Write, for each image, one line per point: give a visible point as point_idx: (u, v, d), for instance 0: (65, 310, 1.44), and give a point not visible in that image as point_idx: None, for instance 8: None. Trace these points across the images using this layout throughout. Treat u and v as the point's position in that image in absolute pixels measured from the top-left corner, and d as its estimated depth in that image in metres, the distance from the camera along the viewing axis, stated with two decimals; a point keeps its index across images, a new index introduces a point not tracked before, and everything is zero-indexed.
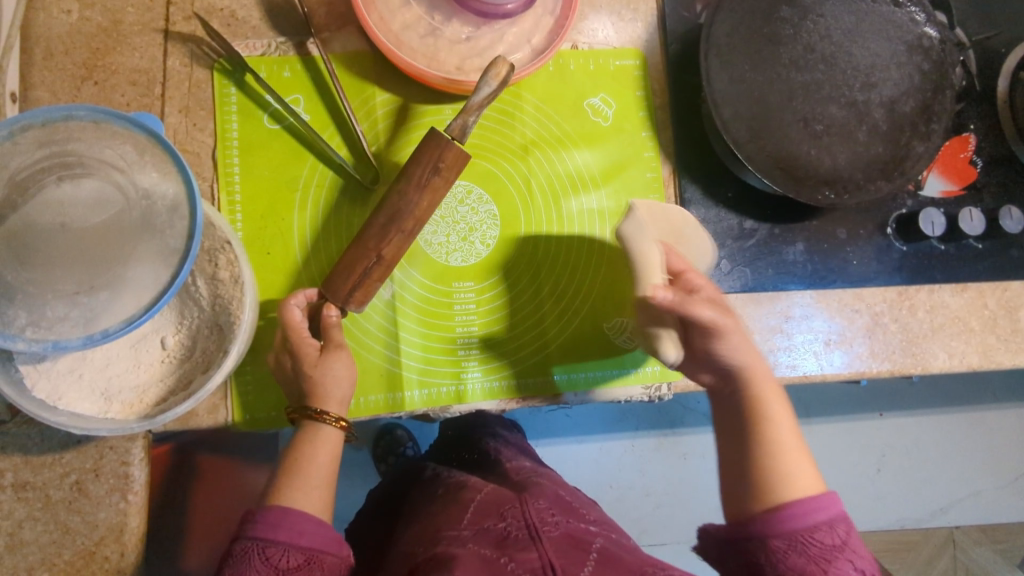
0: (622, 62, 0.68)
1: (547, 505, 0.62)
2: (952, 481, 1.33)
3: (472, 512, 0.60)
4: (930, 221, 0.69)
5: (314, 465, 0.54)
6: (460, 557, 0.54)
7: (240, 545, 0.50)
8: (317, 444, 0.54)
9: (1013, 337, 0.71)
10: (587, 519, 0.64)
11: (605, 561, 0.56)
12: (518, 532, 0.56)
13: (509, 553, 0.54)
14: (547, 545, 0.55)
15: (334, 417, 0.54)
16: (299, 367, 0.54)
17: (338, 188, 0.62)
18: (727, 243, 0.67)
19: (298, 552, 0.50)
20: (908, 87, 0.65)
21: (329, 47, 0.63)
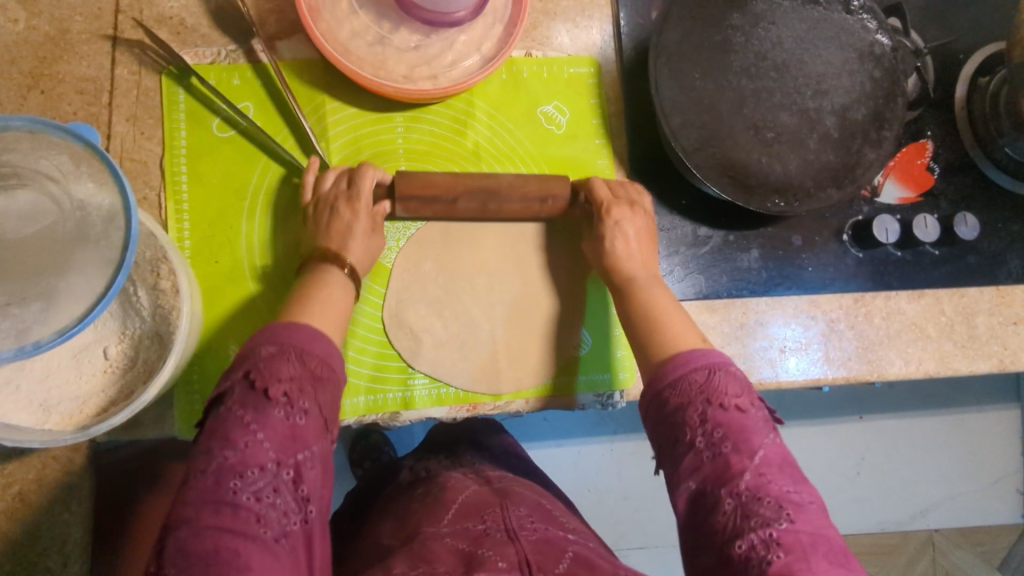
0: (576, 70, 0.68)
1: (528, 512, 0.61)
2: (931, 484, 1.33)
3: (454, 513, 0.60)
4: (885, 228, 0.70)
5: (329, 296, 0.55)
6: (439, 551, 0.53)
7: (269, 351, 0.50)
8: (329, 280, 0.56)
9: (970, 343, 0.70)
10: (566, 527, 0.62)
11: (582, 560, 0.55)
12: (495, 531, 0.56)
13: (486, 546, 0.54)
14: (524, 543, 0.54)
15: (348, 266, 0.57)
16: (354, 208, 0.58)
17: (288, 196, 0.62)
18: (681, 250, 0.68)
19: (331, 369, 0.51)
20: (859, 94, 0.64)
21: (279, 55, 0.63)
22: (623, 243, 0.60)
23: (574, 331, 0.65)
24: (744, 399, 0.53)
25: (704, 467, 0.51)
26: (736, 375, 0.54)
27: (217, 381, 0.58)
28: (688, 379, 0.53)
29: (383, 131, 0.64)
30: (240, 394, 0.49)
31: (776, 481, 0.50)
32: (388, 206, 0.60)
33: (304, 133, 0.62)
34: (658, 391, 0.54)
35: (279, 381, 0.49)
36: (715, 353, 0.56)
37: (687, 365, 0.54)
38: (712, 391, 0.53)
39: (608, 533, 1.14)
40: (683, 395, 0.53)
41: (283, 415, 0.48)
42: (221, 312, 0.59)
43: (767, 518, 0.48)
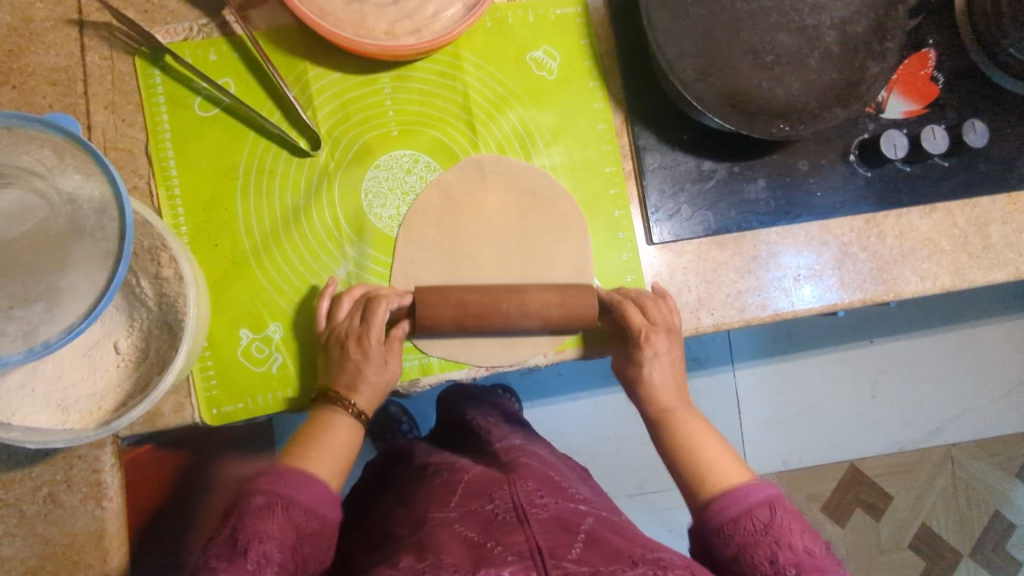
0: (563, 11, 0.65)
1: (536, 486, 0.60)
2: (947, 401, 1.35)
3: (460, 495, 0.59)
4: (893, 143, 0.67)
5: (331, 442, 0.54)
6: (447, 542, 0.51)
7: (257, 503, 0.49)
8: (335, 427, 0.55)
9: (984, 254, 0.70)
10: (577, 499, 0.62)
11: (596, 543, 0.51)
12: (505, 513, 0.54)
13: (496, 536, 0.51)
14: (535, 526, 0.52)
15: (355, 409, 0.56)
16: (361, 363, 0.56)
17: (280, 170, 0.60)
18: (686, 187, 0.66)
19: (317, 519, 0.50)
20: (859, 5, 0.62)
21: (254, 24, 0.60)
22: (659, 374, 0.60)
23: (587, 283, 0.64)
24: (812, 543, 0.52)
25: None
26: (793, 509, 0.53)
27: (232, 367, 0.58)
28: (752, 518, 0.52)
29: (370, 95, 0.62)
30: (221, 549, 0.47)
31: None
32: (403, 330, 0.58)
33: (290, 103, 0.60)
34: (706, 541, 0.53)
35: (262, 540, 0.47)
36: (768, 486, 0.55)
37: (748, 502, 0.53)
38: (779, 531, 0.51)
39: (634, 480, 1.15)
40: (747, 536, 0.51)
41: (255, 568, 0.47)
42: (229, 297, 0.58)
43: None
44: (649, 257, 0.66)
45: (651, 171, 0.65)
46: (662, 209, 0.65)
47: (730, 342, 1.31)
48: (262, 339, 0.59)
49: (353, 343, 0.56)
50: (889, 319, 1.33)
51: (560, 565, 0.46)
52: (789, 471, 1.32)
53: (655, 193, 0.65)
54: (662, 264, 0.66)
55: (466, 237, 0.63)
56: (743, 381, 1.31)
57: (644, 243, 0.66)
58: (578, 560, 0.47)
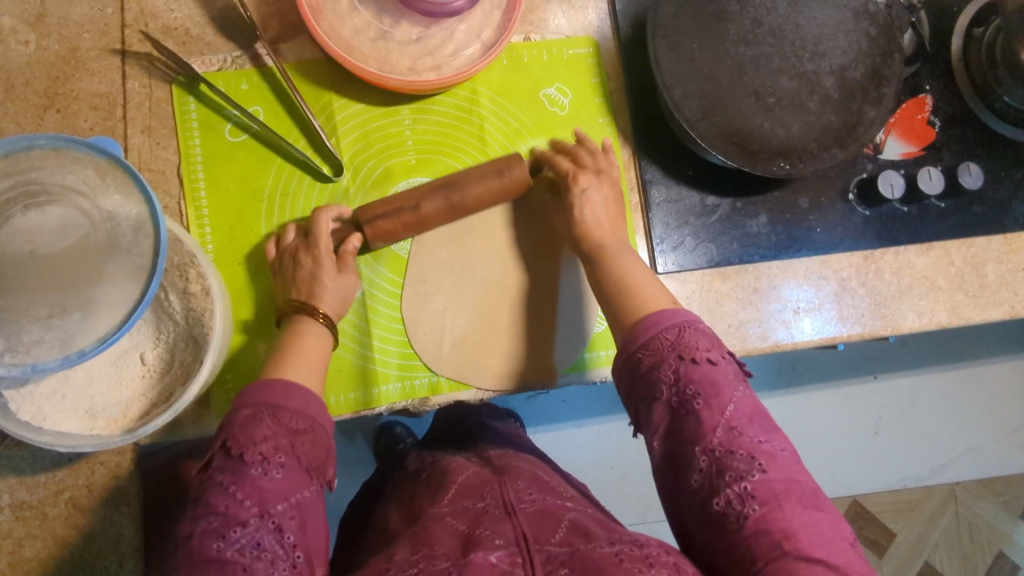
0: (575, 51, 0.69)
1: (526, 485, 0.62)
2: (951, 438, 1.35)
3: (453, 493, 0.61)
4: (890, 183, 0.70)
5: (306, 349, 0.56)
6: (438, 533, 0.53)
7: (243, 415, 0.50)
8: (308, 338, 0.56)
9: (980, 292, 0.72)
10: (564, 496, 0.63)
11: (578, 528, 0.53)
12: (494, 507, 0.55)
13: (484, 525, 0.52)
14: (522, 518, 0.53)
15: (325, 316, 0.57)
16: (318, 271, 0.58)
17: (303, 194, 0.63)
18: (690, 220, 0.68)
19: (307, 418, 0.51)
20: (857, 53, 0.65)
21: (283, 57, 0.64)
22: (596, 210, 0.62)
23: (591, 308, 0.66)
24: (714, 354, 0.54)
25: (679, 422, 0.53)
26: (703, 330, 0.56)
27: (249, 381, 0.60)
28: (662, 337, 0.55)
29: (391, 125, 0.65)
30: (220, 461, 0.49)
31: (749, 432, 0.52)
32: (354, 245, 0.59)
33: (315, 131, 0.63)
34: (632, 353, 0.56)
35: (256, 444, 0.49)
36: (682, 312, 0.57)
37: (660, 324, 0.56)
38: (683, 347, 0.54)
39: (636, 507, 1.16)
40: (655, 354, 0.55)
41: (261, 473, 0.48)
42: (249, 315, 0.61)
43: (740, 468, 0.51)
44: None
45: (656, 205, 0.68)
46: (666, 241, 0.68)
47: None
48: None
49: (309, 256, 0.58)
50: (892, 355, 1.34)
51: (542, 549, 0.49)
52: None
53: (660, 225, 0.68)
54: None
55: (475, 260, 0.65)
56: None
57: None
58: (559, 543, 0.50)
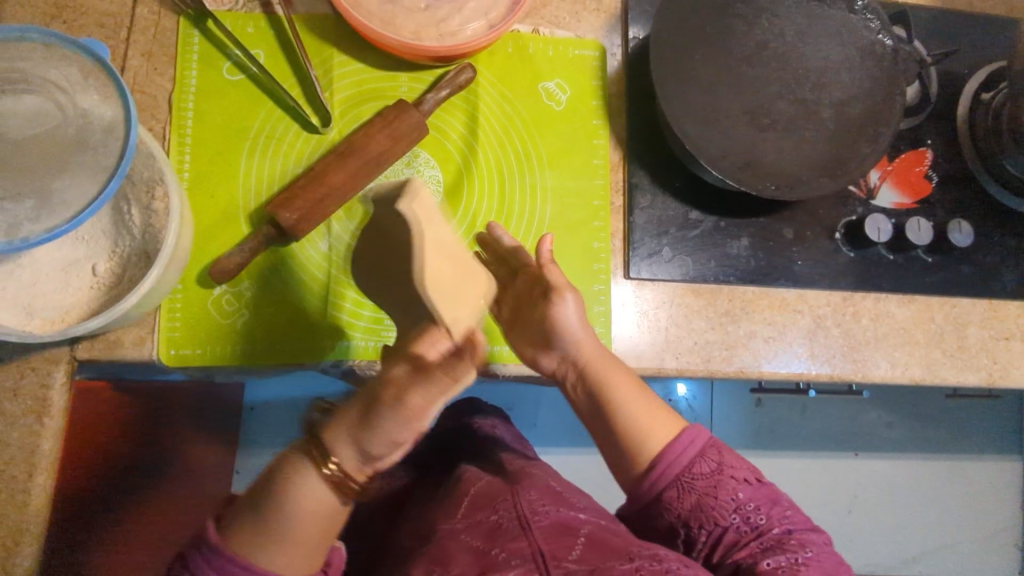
0: (581, 52, 0.69)
1: (539, 494, 0.61)
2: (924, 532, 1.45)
3: (468, 505, 0.60)
4: (876, 227, 0.69)
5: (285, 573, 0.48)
6: (454, 552, 0.54)
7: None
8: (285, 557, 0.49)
9: (959, 353, 0.70)
10: (579, 507, 0.61)
11: (596, 544, 0.53)
12: (509, 521, 0.55)
13: (500, 544, 0.53)
14: (538, 533, 0.54)
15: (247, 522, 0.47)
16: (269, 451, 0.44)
17: (288, 141, 0.63)
18: (671, 231, 0.67)
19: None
20: (858, 92, 0.66)
21: (294, 8, 0.65)
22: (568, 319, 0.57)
23: None
24: (753, 475, 0.57)
25: (739, 540, 0.55)
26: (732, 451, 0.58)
27: (199, 312, 0.59)
28: (700, 462, 0.56)
29: (387, 89, 0.65)
30: None
31: (800, 531, 0.55)
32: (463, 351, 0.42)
33: (311, 83, 0.64)
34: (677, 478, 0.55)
35: None
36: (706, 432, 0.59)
37: (695, 446, 0.56)
38: (726, 470, 0.56)
39: None
40: (704, 480, 0.55)
41: None
42: (210, 244, 0.60)
43: (793, 550, 0.53)
44: (620, 287, 0.67)
45: (639, 210, 0.67)
46: (643, 246, 0.67)
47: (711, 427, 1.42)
48: (235, 292, 0.59)
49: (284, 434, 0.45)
50: (876, 438, 1.45)
51: (560, 566, 0.50)
52: None
53: (639, 230, 0.67)
54: (632, 296, 0.66)
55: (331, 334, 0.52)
56: None
57: (621, 274, 0.67)
58: (577, 560, 0.50)
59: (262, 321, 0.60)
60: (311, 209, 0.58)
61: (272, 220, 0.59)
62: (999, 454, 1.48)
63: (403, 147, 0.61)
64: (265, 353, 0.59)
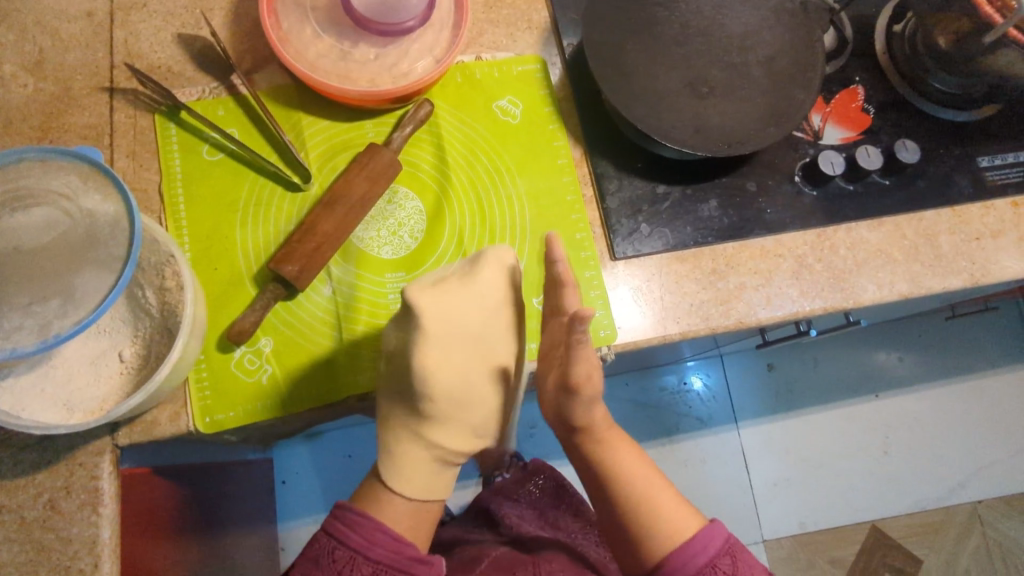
0: (524, 68, 0.75)
1: (559, 565, 0.79)
2: (965, 459, 1.50)
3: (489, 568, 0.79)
4: (830, 162, 0.74)
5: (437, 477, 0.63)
6: None
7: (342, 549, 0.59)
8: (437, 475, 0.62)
9: (937, 262, 0.75)
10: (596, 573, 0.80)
11: None
12: None
13: None
14: None
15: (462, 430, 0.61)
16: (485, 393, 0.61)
17: (275, 202, 0.67)
18: (644, 208, 0.72)
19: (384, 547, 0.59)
20: (780, 46, 0.71)
21: (257, 85, 0.70)
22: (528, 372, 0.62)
23: None
24: None
25: None
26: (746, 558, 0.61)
27: (226, 376, 0.62)
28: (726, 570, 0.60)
29: (356, 138, 0.70)
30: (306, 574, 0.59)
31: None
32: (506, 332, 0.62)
33: (286, 148, 0.68)
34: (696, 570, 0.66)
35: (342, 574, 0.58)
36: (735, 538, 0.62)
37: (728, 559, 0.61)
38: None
39: None
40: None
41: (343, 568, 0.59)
42: (223, 313, 0.63)
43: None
44: (612, 271, 0.70)
45: (611, 195, 0.72)
46: (622, 228, 0.71)
47: (732, 403, 1.49)
48: (256, 351, 0.63)
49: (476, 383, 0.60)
50: (892, 377, 1.51)
51: None
52: (806, 533, 1.45)
53: (616, 213, 0.71)
54: (621, 276, 0.70)
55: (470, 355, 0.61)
56: (750, 440, 1.47)
57: (608, 258, 0.71)
58: None
59: (286, 373, 0.63)
60: (310, 257, 0.62)
61: (276, 277, 0.63)
62: (1014, 361, 1.55)
63: (383, 184, 0.65)
64: (293, 403, 0.62)
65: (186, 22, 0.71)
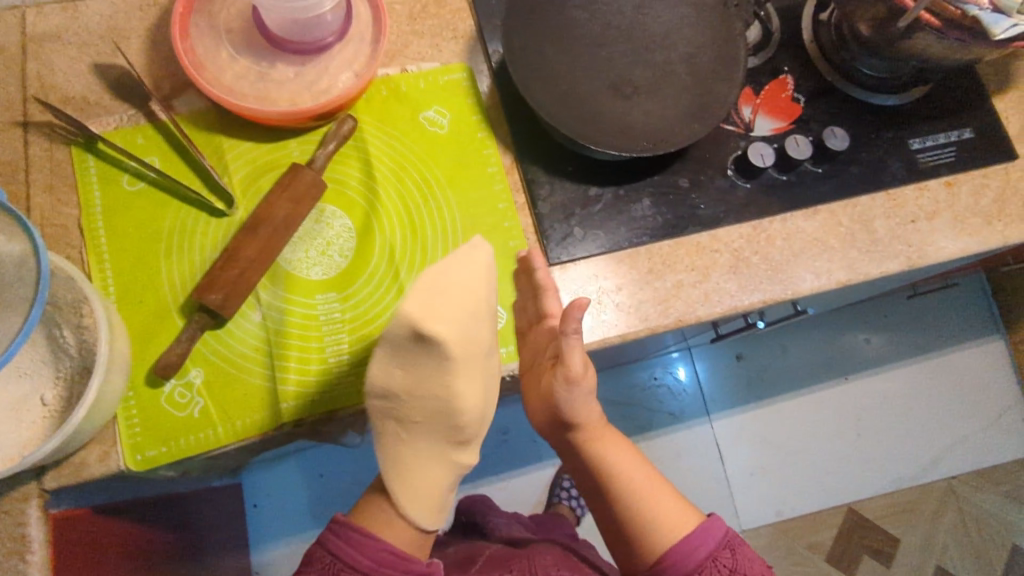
0: (450, 77, 0.74)
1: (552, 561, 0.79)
2: (937, 436, 1.52)
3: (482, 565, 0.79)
4: (759, 153, 0.74)
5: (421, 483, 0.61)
6: None
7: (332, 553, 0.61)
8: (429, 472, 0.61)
9: (873, 247, 0.75)
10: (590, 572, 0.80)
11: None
12: None
13: None
14: None
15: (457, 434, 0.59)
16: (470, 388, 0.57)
17: (200, 230, 0.66)
18: (576, 212, 0.72)
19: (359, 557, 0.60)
20: (702, 42, 0.71)
21: (177, 110, 0.69)
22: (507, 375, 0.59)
23: None
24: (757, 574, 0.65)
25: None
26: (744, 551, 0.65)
27: (155, 410, 0.61)
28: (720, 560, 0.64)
29: (280, 159, 0.69)
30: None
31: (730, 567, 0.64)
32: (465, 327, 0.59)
33: (208, 173, 0.67)
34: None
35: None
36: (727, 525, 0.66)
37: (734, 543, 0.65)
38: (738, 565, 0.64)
39: None
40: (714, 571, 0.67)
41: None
42: (150, 346, 0.62)
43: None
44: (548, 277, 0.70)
45: (542, 201, 0.71)
46: (556, 232, 0.71)
47: (703, 396, 1.49)
48: (185, 382, 0.62)
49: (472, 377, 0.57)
50: (860, 358, 1.52)
51: None
52: (784, 520, 1.45)
53: (549, 218, 0.71)
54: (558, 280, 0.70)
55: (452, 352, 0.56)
56: (722, 431, 1.48)
57: None
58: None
59: (217, 403, 0.62)
60: (234, 284, 0.61)
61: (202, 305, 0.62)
62: (979, 335, 1.56)
63: (308, 205, 0.64)
64: (225, 433, 0.61)
65: (101, 51, 0.69)
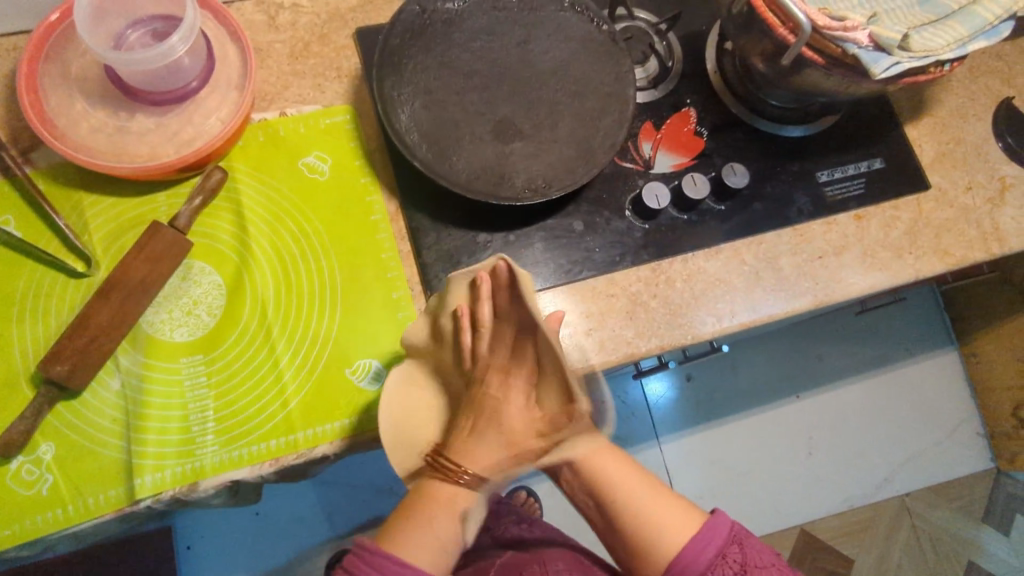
0: (332, 120, 0.71)
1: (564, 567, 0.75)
2: (891, 452, 1.50)
3: None
4: (655, 195, 0.71)
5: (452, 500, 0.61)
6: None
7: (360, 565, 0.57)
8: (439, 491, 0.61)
9: (778, 285, 0.72)
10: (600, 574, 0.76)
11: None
12: None
13: None
14: None
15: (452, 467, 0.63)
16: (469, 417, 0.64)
17: (56, 293, 0.62)
18: (462, 260, 0.69)
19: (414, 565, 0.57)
20: (590, 81, 0.68)
21: (34, 164, 0.65)
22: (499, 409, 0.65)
23: (366, 366, 0.64)
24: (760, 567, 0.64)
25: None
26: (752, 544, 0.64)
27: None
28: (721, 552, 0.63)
29: (146, 214, 0.65)
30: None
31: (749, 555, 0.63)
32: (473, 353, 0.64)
33: (64, 231, 0.63)
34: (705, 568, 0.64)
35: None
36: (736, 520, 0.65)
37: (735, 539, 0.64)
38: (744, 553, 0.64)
39: None
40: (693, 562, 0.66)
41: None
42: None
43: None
44: None
45: (427, 249, 0.68)
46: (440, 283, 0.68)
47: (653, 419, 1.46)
48: (32, 459, 0.58)
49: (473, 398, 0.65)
50: (811, 376, 1.49)
51: None
52: None
53: (434, 268, 0.68)
54: None
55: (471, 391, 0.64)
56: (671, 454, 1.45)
57: None
58: None
59: (69, 481, 0.58)
60: (82, 354, 0.58)
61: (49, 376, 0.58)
62: (930, 349, 1.54)
63: (167, 265, 0.61)
64: (77, 513, 0.58)
65: None
